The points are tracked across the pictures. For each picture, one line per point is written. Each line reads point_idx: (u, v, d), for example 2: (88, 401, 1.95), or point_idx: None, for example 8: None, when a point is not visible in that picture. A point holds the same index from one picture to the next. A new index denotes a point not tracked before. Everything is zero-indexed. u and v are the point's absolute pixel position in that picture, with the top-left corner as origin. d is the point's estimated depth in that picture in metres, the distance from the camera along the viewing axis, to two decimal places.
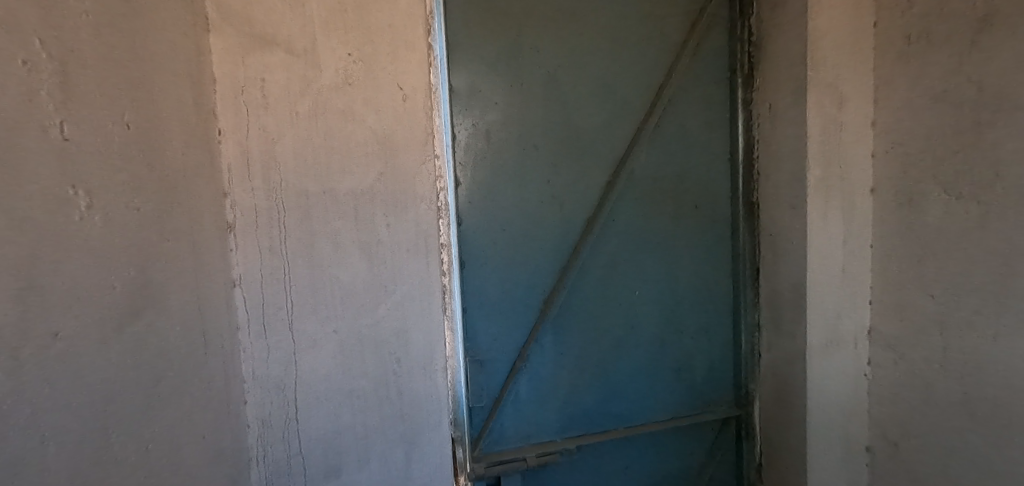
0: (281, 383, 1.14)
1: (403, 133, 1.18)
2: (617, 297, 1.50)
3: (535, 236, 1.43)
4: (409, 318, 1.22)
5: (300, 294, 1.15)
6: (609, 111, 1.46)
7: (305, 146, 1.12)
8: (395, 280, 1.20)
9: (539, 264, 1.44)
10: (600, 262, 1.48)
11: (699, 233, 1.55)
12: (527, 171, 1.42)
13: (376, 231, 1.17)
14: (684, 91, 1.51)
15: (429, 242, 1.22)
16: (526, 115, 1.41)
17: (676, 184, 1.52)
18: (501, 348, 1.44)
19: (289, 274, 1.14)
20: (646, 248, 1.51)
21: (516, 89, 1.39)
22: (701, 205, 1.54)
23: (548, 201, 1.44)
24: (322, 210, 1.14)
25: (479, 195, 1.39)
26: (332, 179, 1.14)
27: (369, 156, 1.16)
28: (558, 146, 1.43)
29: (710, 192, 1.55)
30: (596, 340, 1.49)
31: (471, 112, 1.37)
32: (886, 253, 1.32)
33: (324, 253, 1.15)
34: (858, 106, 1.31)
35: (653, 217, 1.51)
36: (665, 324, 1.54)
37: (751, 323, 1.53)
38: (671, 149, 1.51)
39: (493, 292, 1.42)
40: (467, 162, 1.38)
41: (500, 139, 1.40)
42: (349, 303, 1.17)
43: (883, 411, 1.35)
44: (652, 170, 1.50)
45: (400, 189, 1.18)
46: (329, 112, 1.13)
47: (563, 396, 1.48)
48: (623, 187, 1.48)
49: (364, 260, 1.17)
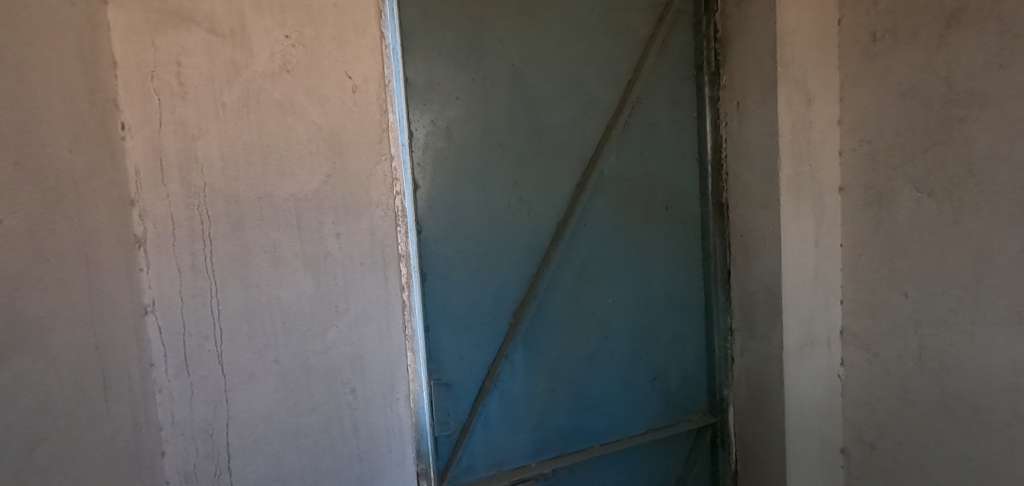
0: (209, 429, 0.95)
1: (353, 129, 1.02)
2: (588, 306, 1.40)
3: (501, 244, 1.31)
4: (366, 342, 1.05)
5: (232, 321, 0.96)
6: (576, 109, 1.37)
7: (235, 143, 0.94)
8: (349, 299, 1.03)
9: (506, 273, 1.32)
10: (571, 270, 1.38)
11: (669, 236, 1.49)
12: (491, 172, 1.29)
13: (323, 243, 1.01)
14: (651, 88, 1.45)
15: (387, 253, 1.06)
16: (489, 111, 1.28)
17: (646, 185, 1.45)
18: (468, 369, 1.29)
19: (218, 297, 0.95)
20: (618, 253, 1.43)
21: (479, 83, 1.27)
22: (671, 207, 1.48)
23: (514, 204, 1.32)
24: (256, 219, 0.96)
25: (439, 200, 1.25)
26: (269, 183, 0.97)
27: (314, 155, 0.99)
28: (523, 146, 1.32)
29: (679, 193, 1.49)
30: (568, 354, 1.39)
31: (430, 107, 1.23)
32: (856, 251, 1.29)
33: (261, 270, 0.97)
34: (826, 104, 1.29)
35: (624, 220, 1.43)
36: (639, 333, 1.46)
37: (724, 327, 1.48)
38: (641, 149, 1.44)
39: (457, 307, 1.28)
40: (426, 163, 1.23)
41: (461, 137, 1.26)
42: (294, 328, 1.00)
43: (858, 412, 1.33)
44: (622, 170, 1.42)
45: (350, 194, 1.02)
46: (264, 104, 0.96)
47: (536, 416, 1.36)
48: (593, 189, 1.39)
49: (310, 277, 1.00)
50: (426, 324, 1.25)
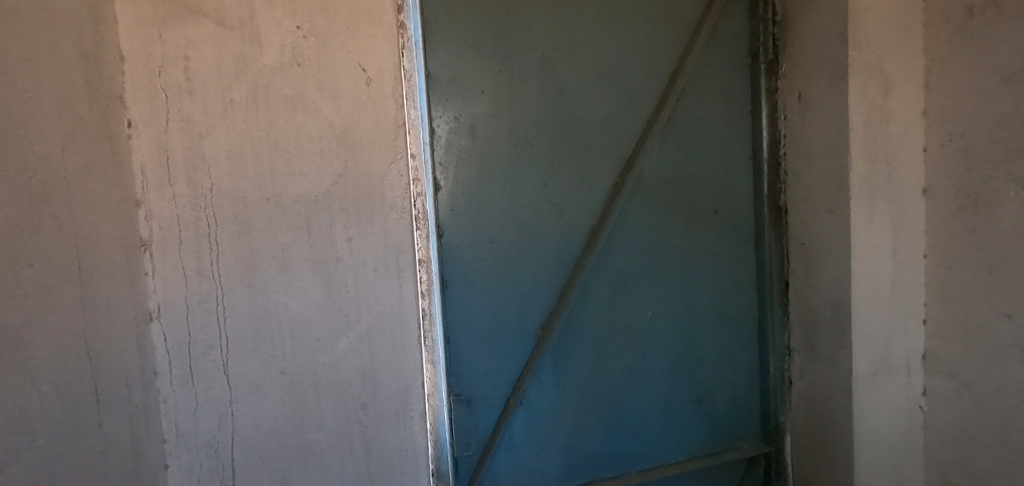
0: (214, 443, 0.91)
1: (367, 126, 0.95)
2: (625, 319, 1.28)
3: (529, 250, 1.21)
4: (377, 355, 0.98)
5: (238, 329, 0.91)
6: (614, 104, 1.26)
7: (243, 141, 0.89)
8: (360, 308, 0.97)
9: (534, 281, 1.23)
10: (606, 279, 1.26)
11: (718, 243, 1.34)
12: (519, 172, 1.20)
13: (334, 248, 0.94)
14: (700, 79, 1.31)
15: (402, 260, 0.99)
16: (518, 106, 1.19)
17: (692, 187, 1.32)
18: (492, 383, 1.22)
19: (224, 303, 0.90)
20: (659, 261, 1.30)
21: (506, 76, 1.18)
22: (720, 211, 1.33)
23: (544, 207, 1.22)
24: (263, 222, 0.91)
25: (462, 201, 1.17)
26: (278, 183, 0.91)
27: (325, 154, 0.93)
28: (555, 144, 1.22)
29: (730, 195, 1.35)
30: (602, 371, 1.27)
31: (453, 103, 1.16)
32: (943, 264, 1.11)
33: (268, 275, 0.92)
34: (906, 93, 1.12)
35: (666, 225, 1.30)
36: (682, 349, 1.32)
37: (781, 346, 1.32)
38: (686, 146, 1.31)
39: (480, 317, 1.20)
40: (448, 162, 1.16)
41: (487, 135, 1.18)
42: (302, 338, 0.94)
43: (944, 452, 1.13)
44: (664, 170, 1.29)
45: (363, 195, 0.95)
46: (273, 100, 0.90)
47: (566, 437, 1.26)
48: (631, 190, 1.27)
49: (319, 284, 0.94)
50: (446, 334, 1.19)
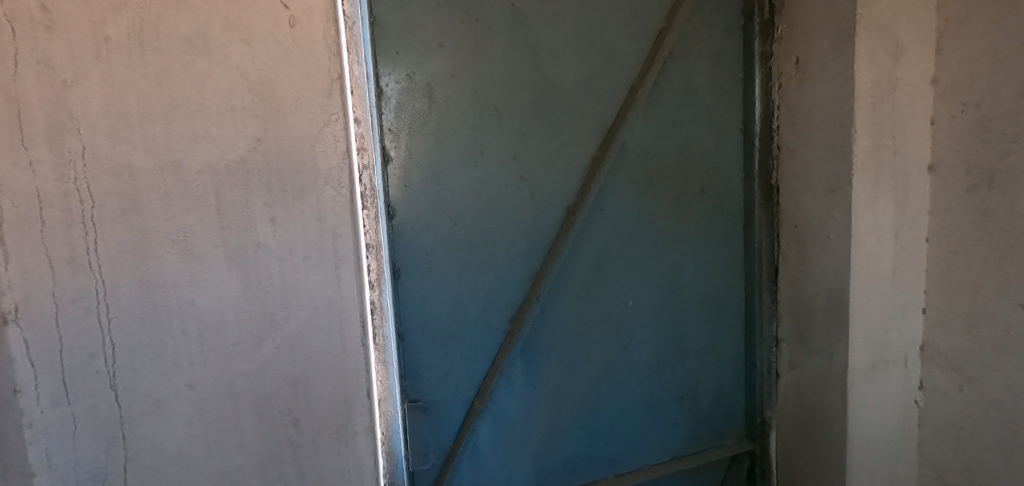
0: (101, 475, 0.71)
1: (292, 78, 0.76)
2: (604, 312, 1.16)
3: (494, 234, 1.06)
4: (312, 360, 0.80)
5: (128, 334, 0.72)
6: (592, 65, 1.09)
7: (126, 95, 0.70)
8: (289, 305, 0.78)
9: (500, 269, 1.08)
10: (585, 267, 1.13)
11: (706, 226, 1.22)
12: (485, 143, 1.04)
13: (253, 231, 0.75)
14: (688, 39, 1.16)
15: (339, 245, 0.80)
16: (483, 64, 1.02)
17: (679, 161, 1.18)
18: (456, 387, 1.08)
19: (107, 302, 0.71)
20: (642, 247, 1.17)
21: (469, 27, 1.00)
22: (708, 190, 1.21)
23: (513, 185, 1.07)
24: (156, 197, 0.72)
25: (417, 176, 1.00)
26: (176, 149, 0.72)
27: (238, 112, 0.74)
28: (526, 111, 1.06)
29: (720, 173, 1.22)
30: (578, 369, 1.15)
31: (405, 58, 0.98)
32: (948, 249, 1.02)
33: (167, 266, 0.73)
34: (917, 57, 1.00)
35: (652, 205, 1.17)
36: (663, 342, 1.21)
37: (768, 337, 1.23)
38: (673, 116, 1.17)
39: (440, 311, 1.05)
40: (399, 129, 0.99)
41: (446, 97, 1.01)
42: (213, 344, 0.75)
43: (940, 449, 1.06)
44: (649, 143, 1.15)
45: (291, 164, 0.76)
46: (166, 41, 0.71)
47: (536, 441, 1.14)
48: (614, 165, 1.13)
49: (235, 275, 0.75)
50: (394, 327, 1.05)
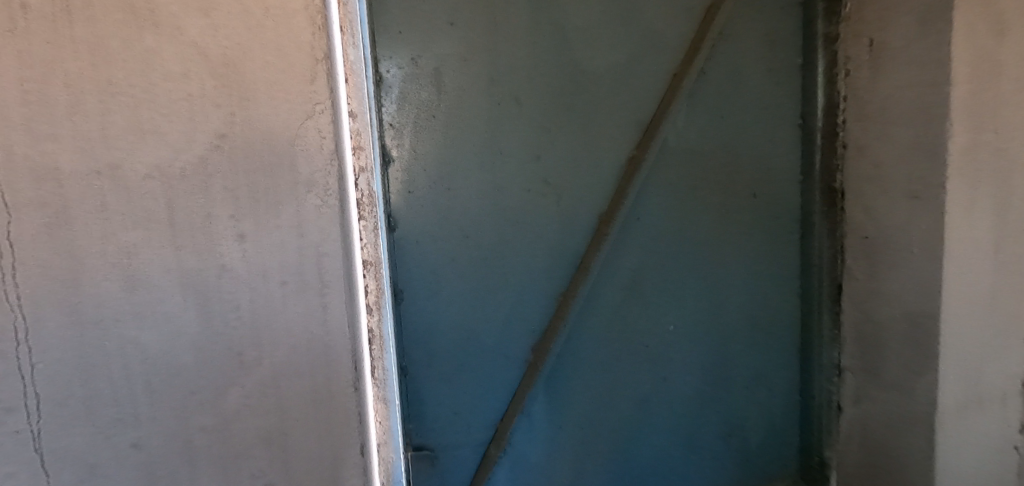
0: None
1: (262, 55, 0.59)
2: (639, 323, 1.36)
3: (525, 237, 1.28)
4: (289, 413, 0.64)
5: (56, 382, 0.57)
6: (612, 84, 1.27)
7: (50, 77, 0.54)
8: (260, 345, 0.62)
9: (519, 263, 1.29)
10: (619, 280, 1.34)
11: (757, 226, 1.37)
12: (498, 144, 1.24)
13: (216, 251, 0.60)
14: (714, 58, 1.31)
15: (325, 268, 0.63)
16: (483, 63, 1.21)
17: (710, 171, 1.33)
18: (467, 418, 1.33)
19: (30, 342, 0.56)
20: (678, 262, 1.36)
21: (482, 19, 1.20)
22: (759, 194, 1.36)
23: (539, 193, 1.27)
24: (89, 209, 0.56)
25: (433, 167, 1.22)
26: (116, 147, 0.57)
27: (195, 101, 0.58)
28: (542, 112, 1.25)
29: (769, 172, 1.36)
30: (607, 396, 1.37)
31: (399, 59, 1.19)
32: None
33: (105, 296, 0.57)
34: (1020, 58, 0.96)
35: (693, 208, 1.34)
36: (706, 344, 1.40)
37: (830, 362, 1.32)
38: (706, 131, 1.32)
39: (450, 282, 1.27)
40: (401, 121, 1.19)
41: (453, 88, 1.21)
42: (164, 394, 0.60)
43: None
44: (683, 158, 1.32)
45: (264, 169, 0.60)
46: (100, 8, 0.55)
47: (574, 429, 1.36)
48: (651, 171, 1.31)
49: (192, 307, 0.60)
50: (399, 315, 1.26)
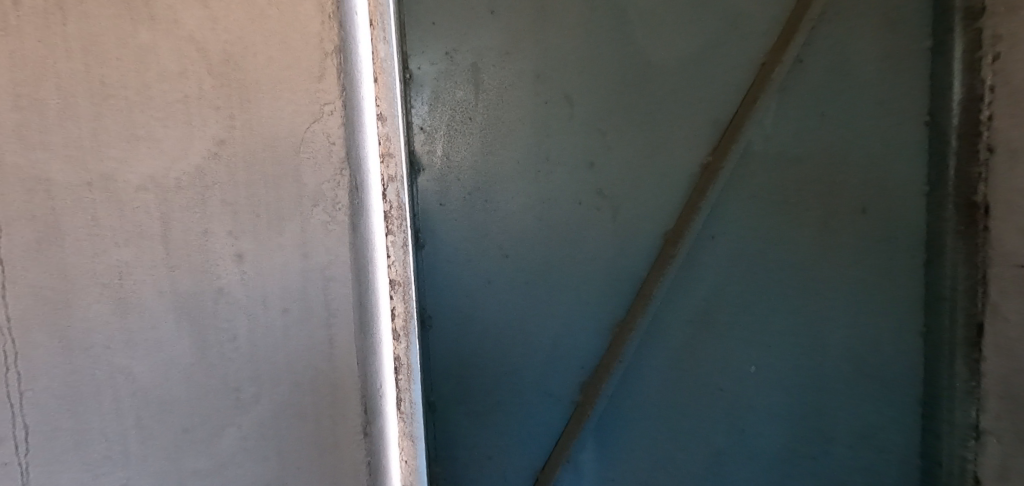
0: None
1: (265, 49, 0.52)
2: (711, 362, 1.16)
3: (574, 254, 1.13)
4: (291, 457, 0.56)
5: (45, 413, 0.52)
6: (682, 78, 1.09)
7: (41, 79, 0.49)
8: (258, 381, 0.54)
9: (562, 282, 1.14)
10: (688, 311, 1.15)
11: (867, 251, 1.11)
12: (542, 149, 1.11)
13: (212, 271, 0.53)
14: (812, 45, 1.08)
15: (332, 293, 0.56)
16: (527, 57, 1.08)
17: (804, 181, 1.10)
18: (506, 455, 1.21)
19: (19, 369, 0.51)
20: (761, 292, 1.14)
21: (523, 9, 1.08)
22: (871, 210, 1.09)
23: (591, 206, 1.12)
24: (79, 225, 0.51)
25: (469, 176, 1.11)
26: (107, 156, 0.51)
27: (192, 103, 0.51)
28: (595, 112, 1.10)
29: (887, 183, 1.09)
30: (671, 444, 1.19)
31: (430, 58, 1.08)
32: None
33: (95, 320, 0.52)
34: None
35: (782, 227, 1.12)
36: (797, 391, 1.15)
37: (967, 424, 1.04)
38: (799, 132, 1.09)
39: (493, 303, 1.16)
40: (433, 127, 1.10)
41: (491, 86, 1.09)
42: (158, 431, 0.54)
43: None
44: (773, 167, 1.11)
45: (265, 180, 0.53)
46: (94, 3, 0.50)
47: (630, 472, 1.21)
48: (729, 183, 1.11)
49: (186, 334, 0.53)
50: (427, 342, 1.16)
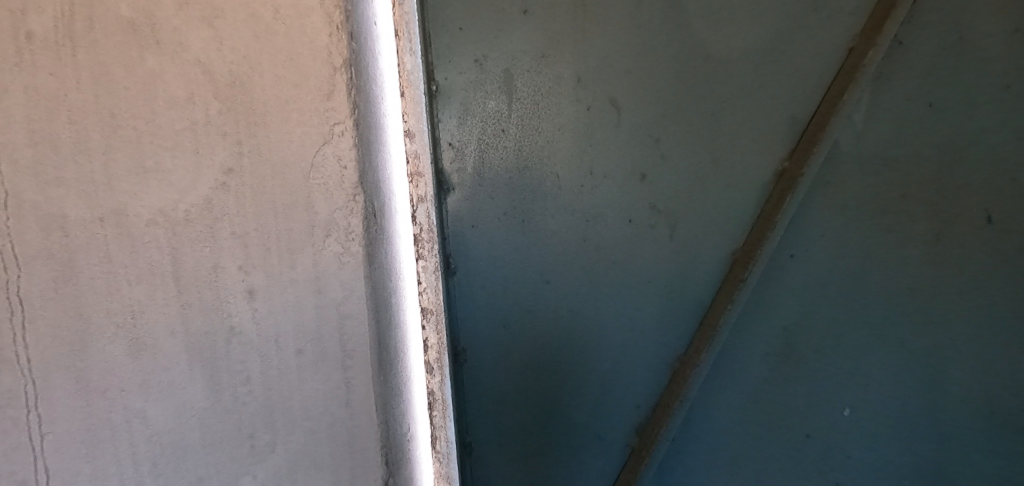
0: None
1: (273, 69, 0.48)
2: (803, 370, 1.20)
3: (623, 267, 1.22)
4: None
5: (65, 455, 0.50)
6: (752, 75, 1.10)
7: (55, 114, 0.48)
8: (272, 429, 0.51)
9: (616, 303, 1.25)
10: (781, 324, 1.19)
11: (970, 261, 1.06)
12: (568, 155, 1.18)
13: (223, 310, 0.49)
14: (913, 38, 1.03)
15: (348, 335, 0.51)
16: (566, 60, 1.14)
17: (907, 185, 1.07)
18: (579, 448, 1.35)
19: (40, 410, 0.50)
20: (845, 306, 1.14)
21: (550, 34, 1.14)
22: (996, 218, 1.03)
23: (637, 221, 1.19)
24: (95, 262, 0.49)
25: (501, 193, 1.21)
26: (120, 190, 0.49)
27: (199, 130, 0.48)
28: (642, 130, 1.16)
29: (991, 189, 1.03)
30: (761, 446, 1.26)
31: (458, 67, 1.16)
32: None
33: (111, 361, 0.50)
34: None
35: (882, 235, 1.10)
36: (898, 406, 1.15)
37: None
38: (937, 121, 1.04)
39: (536, 306, 1.27)
40: (460, 146, 1.19)
41: (523, 106, 1.18)
42: (173, 479, 0.50)
43: None
44: (863, 169, 1.08)
45: (272, 211, 0.49)
46: (103, 30, 0.48)
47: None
48: (818, 189, 1.11)
49: (199, 377, 0.50)
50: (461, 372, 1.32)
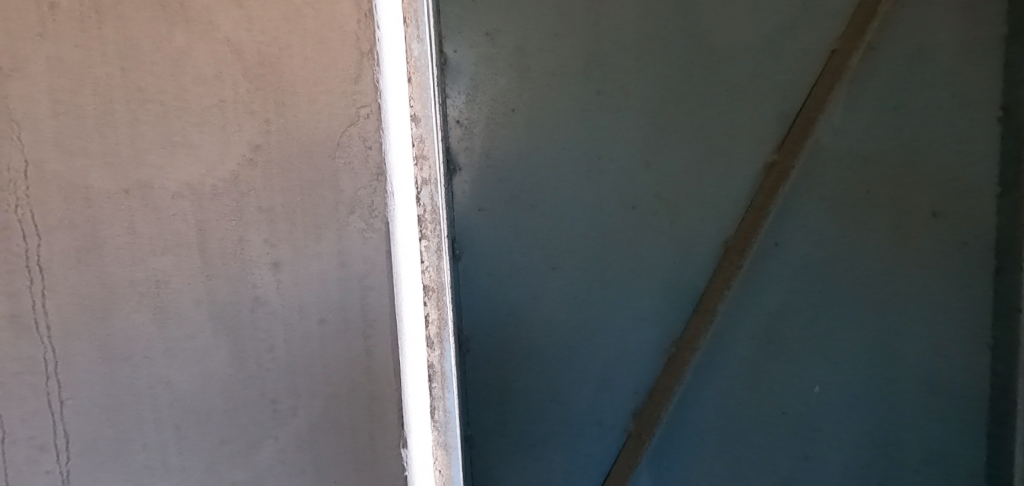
0: None
1: (304, 53, 0.51)
2: (796, 318, 1.78)
3: (641, 245, 1.75)
4: (332, 467, 0.56)
5: (85, 421, 0.52)
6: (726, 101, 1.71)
7: (80, 85, 0.48)
8: (296, 393, 0.54)
9: (622, 280, 1.76)
10: (779, 294, 1.77)
11: (897, 232, 1.71)
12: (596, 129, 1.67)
13: (248, 280, 0.52)
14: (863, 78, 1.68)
15: (368, 304, 0.55)
16: (574, 47, 1.64)
17: (858, 176, 1.71)
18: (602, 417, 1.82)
19: (61, 377, 0.50)
20: (812, 286, 1.76)
21: (554, 38, 1.63)
22: (940, 211, 1.68)
23: (636, 204, 1.72)
24: (119, 234, 0.50)
25: (494, 154, 1.65)
26: (146, 163, 0.50)
27: (228, 107, 0.50)
28: (610, 117, 1.68)
29: (908, 184, 1.69)
30: (760, 389, 1.81)
31: (470, 42, 1.60)
32: None
33: (134, 329, 0.51)
34: None
35: (839, 216, 1.73)
36: (850, 364, 1.79)
37: None
38: (871, 137, 1.70)
39: (562, 261, 1.72)
40: (467, 112, 1.63)
41: (528, 88, 1.64)
42: (196, 443, 0.53)
43: None
44: (831, 164, 1.71)
45: (301, 187, 0.52)
46: (130, 4, 0.48)
47: (673, 458, 1.84)
48: (807, 175, 1.72)
49: (224, 346, 0.52)
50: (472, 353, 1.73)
